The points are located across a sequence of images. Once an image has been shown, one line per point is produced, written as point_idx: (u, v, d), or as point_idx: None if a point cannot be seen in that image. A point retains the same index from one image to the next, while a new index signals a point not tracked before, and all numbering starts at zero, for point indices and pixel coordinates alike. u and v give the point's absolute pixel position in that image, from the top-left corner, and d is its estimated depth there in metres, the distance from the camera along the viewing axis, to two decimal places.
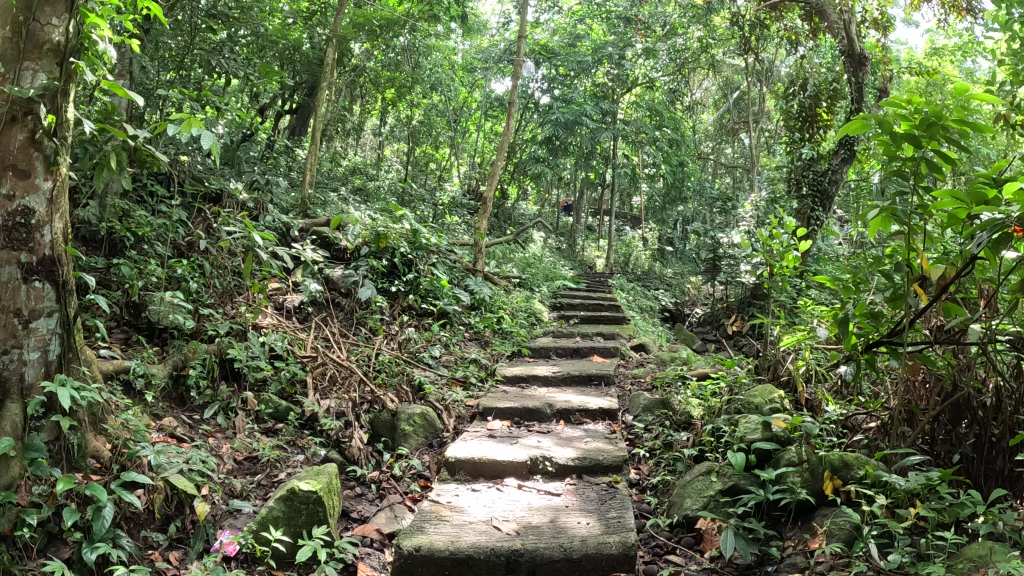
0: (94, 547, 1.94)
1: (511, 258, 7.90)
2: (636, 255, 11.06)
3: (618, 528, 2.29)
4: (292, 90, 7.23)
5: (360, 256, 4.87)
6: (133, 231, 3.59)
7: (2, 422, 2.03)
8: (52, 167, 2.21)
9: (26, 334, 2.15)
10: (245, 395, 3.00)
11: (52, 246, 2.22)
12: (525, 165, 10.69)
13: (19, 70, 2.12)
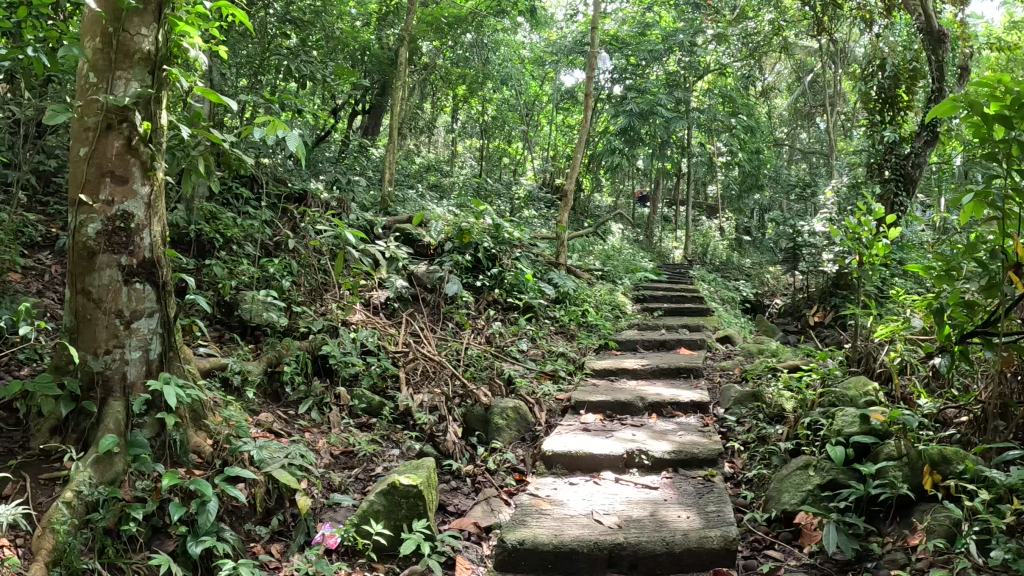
0: (200, 540, 2.00)
1: (591, 250, 7.87)
2: (714, 246, 10.93)
3: (718, 522, 2.26)
4: (366, 90, 7.35)
5: (444, 252, 4.90)
6: (222, 233, 3.69)
7: (105, 418, 2.16)
8: (150, 172, 2.29)
9: (128, 334, 2.25)
10: (337, 390, 3.06)
11: (150, 249, 2.31)
12: (600, 158, 10.61)
13: (113, 80, 2.20)
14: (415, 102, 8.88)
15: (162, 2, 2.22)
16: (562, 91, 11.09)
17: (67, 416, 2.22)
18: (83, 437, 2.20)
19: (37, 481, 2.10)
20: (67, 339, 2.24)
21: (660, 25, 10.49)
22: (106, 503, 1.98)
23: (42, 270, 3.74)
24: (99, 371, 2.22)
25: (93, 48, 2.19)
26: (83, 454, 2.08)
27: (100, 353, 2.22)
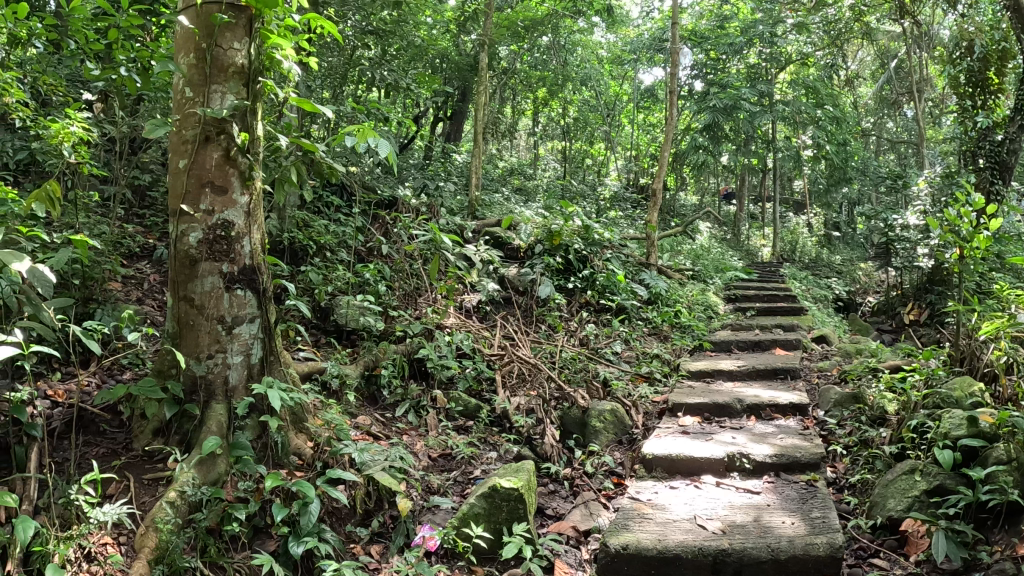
0: (302, 540, 2.06)
1: (680, 249, 7.77)
2: (804, 243, 10.77)
3: (824, 528, 2.19)
4: (447, 96, 7.53)
5: (534, 255, 5.11)
6: (315, 241, 3.87)
7: (209, 422, 2.27)
8: (247, 181, 2.41)
9: (230, 340, 2.38)
10: (433, 393, 3.17)
11: (250, 256, 2.42)
12: (683, 156, 10.53)
13: (209, 93, 2.31)
14: (496, 107, 9.00)
15: (253, 15, 2.32)
16: (642, 90, 11.04)
17: (169, 419, 2.34)
18: (184, 439, 2.32)
19: (141, 481, 2.23)
20: (173, 345, 2.38)
21: (738, 17, 10.29)
22: (208, 503, 2.06)
23: (142, 279, 4.00)
24: (202, 375, 2.35)
25: (190, 63, 2.31)
26: (189, 455, 2.17)
27: (203, 358, 2.34)
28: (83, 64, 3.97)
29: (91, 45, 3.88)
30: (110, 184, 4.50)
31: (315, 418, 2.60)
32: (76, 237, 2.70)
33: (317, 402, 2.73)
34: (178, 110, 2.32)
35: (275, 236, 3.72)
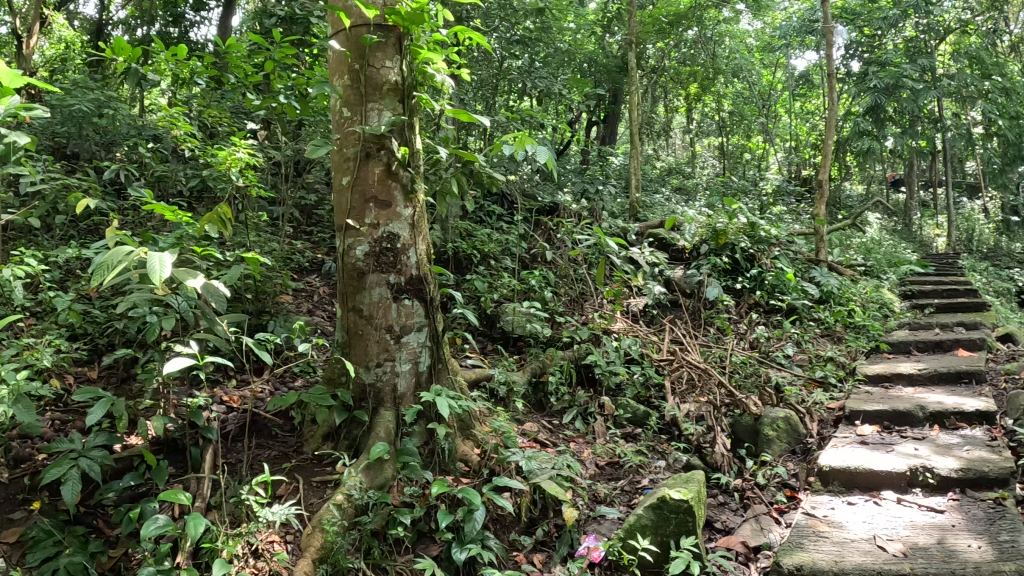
0: (464, 548, 2.65)
1: (848, 244, 7.40)
2: (982, 230, 9.98)
3: (1012, 554, 2.39)
4: (599, 99, 7.74)
5: (699, 256, 5.84)
6: (481, 251, 5.24)
7: (379, 428, 2.99)
8: (409, 195, 3.11)
9: (397, 349, 3.10)
10: (602, 403, 4.17)
11: (415, 266, 3.14)
12: (846, 143, 9.92)
13: (367, 110, 3.01)
14: (649, 107, 9.07)
15: (397, 38, 2.99)
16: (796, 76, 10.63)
17: (340, 425, 3.07)
18: (352, 444, 3.03)
19: (310, 483, 2.90)
20: (352, 348, 3.12)
21: None
22: (374, 507, 2.70)
23: (311, 292, 4.47)
24: (371, 383, 3.08)
25: (349, 84, 3.01)
26: (360, 461, 2.85)
27: (373, 367, 3.08)
28: (246, 96, 4.32)
29: (250, 77, 4.26)
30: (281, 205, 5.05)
31: (483, 425, 3.40)
32: (246, 255, 2.94)
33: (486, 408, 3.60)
34: (346, 132, 3.05)
35: (442, 246, 5.15)
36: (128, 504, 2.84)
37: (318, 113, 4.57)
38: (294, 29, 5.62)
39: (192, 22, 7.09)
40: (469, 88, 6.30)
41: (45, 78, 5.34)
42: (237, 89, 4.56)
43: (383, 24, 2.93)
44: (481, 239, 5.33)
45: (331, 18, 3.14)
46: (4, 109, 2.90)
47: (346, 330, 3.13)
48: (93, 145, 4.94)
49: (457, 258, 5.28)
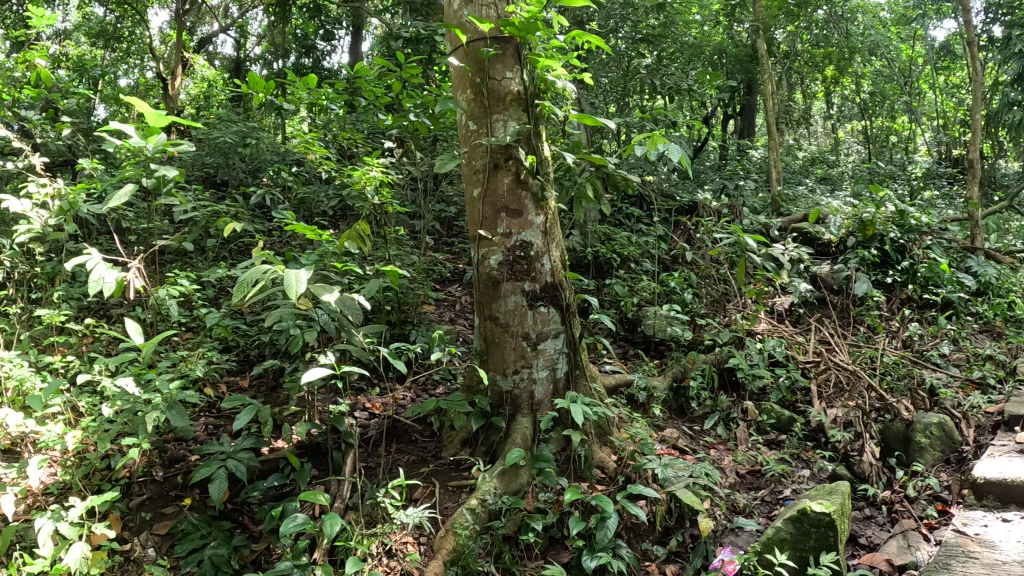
0: (595, 556, 2.73)
1: (1008, 229, 6.76)
2: None
3: None
4: (730, 90, 7.49)
5: (846, 248, 5.43)
6: (618, 255, 5.22)
7: (516, 434, 3.13)
8: (540, 203, 3.20)
9: (534, 355, 3.21)
10: (744, 408, 4.05)
11: (549, 273, 3.23)
12: (996, 117, 9.11)
13: (493, 122, 3.15)
14: (785, 94, 8.67)
15: (515, 49, 3.11)
16: (936, 47, 9.81)
17: (477, 431, 3.25)
18: (489, 450, 3.21)
19: (446, 488, 3.08)
20: (491, 356, 3.25)
21: None
22: (507, 512, 2.87)
23: (454, 301, 4.55)
24: (509, 390, 3.21)
25: (473, 98, 3.16)
26: (495, 467, 3.03)
27: (510, 374, 3.21)
28: (380, 119, 4.50)
29: (380, 100, 4.43)
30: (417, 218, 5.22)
31: (621, 432, 3.51)
32: (387, 270, 2.88)
33: (622, 414, 3.68)
34: (475, 145, 3.19)
35: (582, 251, 5.21)
36: (273, 503, 2.88)
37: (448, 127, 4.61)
38: (421, 49, 5.76)
39: (322, 51, 7.69)
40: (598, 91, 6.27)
41: (197, 115, 5.81)
42: (369, 112, 4.73)
43: (500, 37, 3.05)
44: (621, 242, 5.29)
45: (450, 36, 3.33)
46: (153, 147, 3.02)
47: (485, 338, 3.26)
48: (239, 173, 5.26)
49: (597, 262, 5.28)
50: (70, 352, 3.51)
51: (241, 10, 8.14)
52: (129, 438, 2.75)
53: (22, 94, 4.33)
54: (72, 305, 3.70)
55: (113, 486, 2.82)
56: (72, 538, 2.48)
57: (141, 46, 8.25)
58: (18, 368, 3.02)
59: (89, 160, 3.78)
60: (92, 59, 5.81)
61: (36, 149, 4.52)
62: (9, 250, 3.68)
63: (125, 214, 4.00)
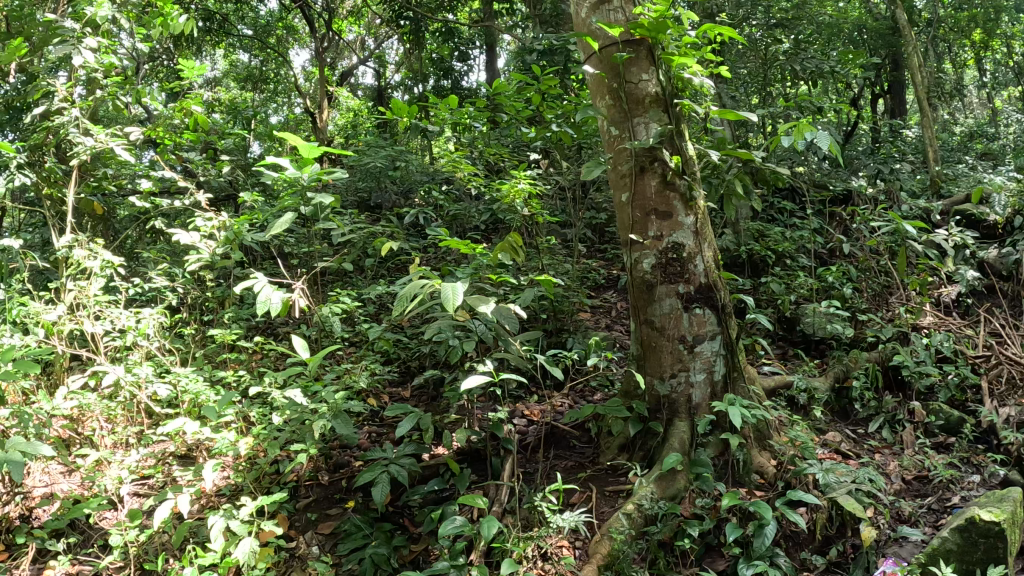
0: (752, 563, 2.67)
1: None
2: None
3: None
4: (873, 68, 7.09)
5: (1014, 228, 5.01)
6: (773, 251, 5.00)
7: (674, 439, 3.06)
8: (689, 203, 3.10)
9: (691, 358, 3.10)
10: (909, 409, 3.80)
11: (704, 273, 3.12)
12: None
13: (635, 125, 3.15)
14: (934, 67, 8.12)
15: (649, 50, 3.09)
16: None
17: (635, 436, 3.19)
18: (646, 454, 3.13)
19: (603, 493, 3.03)
20: (648, 361, 3.19)
21: None
22: (664, 517, 2.83)
23: (611, 307, 4.33)
24: (666, 394, 3.14)
25: (614, 104, 3.18)
26: (652, 472, 3.00)
27: (667, 378, 3.13)
28: (523, 131, 4.52)
29: (521, 114, 4.51)
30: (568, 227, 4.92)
31: (781, 436, 3.32)
32: (541, 276, 2.77)
33: (783, 418, 3.50)
34: (619, 150, 3.18)
35: (736, 250, 5.03)
36: (432, 506, 2.92)
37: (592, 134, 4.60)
38: (555, 59, 5.77)
39: (462, 71, 7.83)
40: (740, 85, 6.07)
41: (347, 143, 6.11)
42: (512, 126, 4.78)
43: (632, 40, 3.06)
44: (775, 238, 5.06)
45: (584, 46, 3.37)
46: (308, 176, 3.22)
47: (642, 343, 3.21)
48: (392, 195, 5.20)
49: (752, 261, 5.09)
50: (241, 369, 3.76)
51: (377, 43, 8.53)
52: (296, 444, 2.91)
53: (186, 139, 4.71)
54: (241, 325, 3.97)
55: (281, 489, 3.01)
56: (243, 535, 2.63)
57: (287, 85, 8.80)
58: (195, 384, 3.27)
59: (252, 192, 4.07)
60: (247, 101, 6.23)
61: (202, 187, 4.90)
62: (183, 279, 4.00)
63: (285, 240, 4.25)
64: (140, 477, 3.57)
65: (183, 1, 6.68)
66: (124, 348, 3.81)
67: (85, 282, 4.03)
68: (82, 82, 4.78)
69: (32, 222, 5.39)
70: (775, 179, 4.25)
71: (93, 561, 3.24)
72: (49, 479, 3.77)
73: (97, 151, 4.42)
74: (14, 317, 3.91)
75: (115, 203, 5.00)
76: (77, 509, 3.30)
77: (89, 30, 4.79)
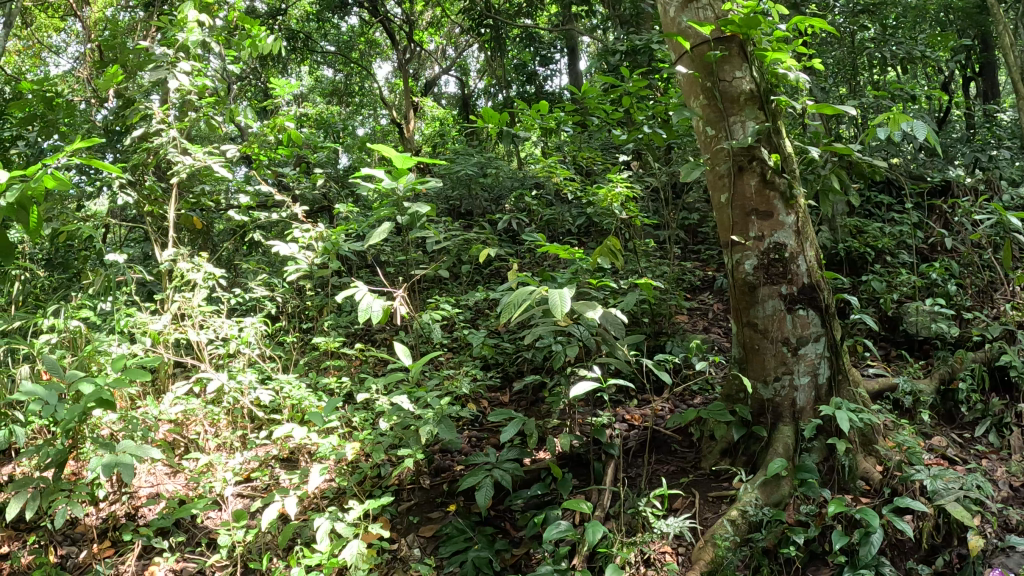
0: (861, 573, 2.58)
1: None
2: None
3: None
4: (968, 51, 6.79)
5: None
6: (872, 247, 4.83)
7: (779, 444, 2.99)
8: (790, 201, 3.03)
9: (796, 361, 3.03)
10: (1017, 412, 3.63)
11: (807, 273, 3.03)
12: None
13: (730, 124, 3.09)
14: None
15: (742, 47, 3.03)
16: None
17: (739, 441, 3.12)
18: (750, 459, 3.06)
19: (706, 498, 2.98)
20: (752, 364, 3.13)
21: None
22: (768, 524, 2.76)
23: (707, 309, 4.26)
24: (770, 398, 3.07)
25: (707, 104, 3.13)
26: (756, 477, 2.92)
27: (771, 382, 3.06)
28: (615, 133, 4.50)
29: (613, 116, 4.51)
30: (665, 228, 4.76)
31: (887, 440, 3.18)
32: (640, 280, 2.75)
33: (888, 420, 3.37)
34: (716, 150, 3.13)
35: (833, 248, 4.88)
36: (535, 511, 2.92)
37: (688, 133, 4.56)
38: (639, 59, 5.71)
39: (545, 75, 7.85)
40: (828, 76, 5.92)
41: (433, 151, 6.19)
42: (602, 129, 4.77)
43: (724, 38, 3.01)
44: (874, 235, 4.89)
45: (674, 46, 3.33)
46: (403, 187, 3.23)
47: (744, 345, 3.15)
48: (482, 201, 5.25)
49: (850, 258, 4.93)
50: (342, 375, 3.84)
51: (458, 52, 8.65)
52: (400, 448, 2.95)
53: (280, 154, 4.85)
54: (339, 333, 4.05)
55: (383, 493, 3.05)
56: (348, 536, 2.62)
57: (372, 97, 8.98)
58: (299, 390, 3.35)
59: (346, 203, 4.17)
60: (335, 115, 6.39)
61: (296, 199, 5.04)
62: (282, 289, 4.11)
63: (380, 249, 4.33)
64: (244, 480, 3.68)
65: (272, 21, 6.90)
66: (227, 355, 3.91)
67: (189, 294, 4.17)
68: (180, 105, 4.97)
69: (137, 237, 5.64)
70: (873, 173, 4.10)
71: (202, 561, 3.35)
72: (155, 480, 3.97)
73: (196, 169, 4.59)
74: (124, 328, 4.09)
75: (213, 218, 5.17)
76: (184, 509, 3.40)
77: (181, 54, 5.00)
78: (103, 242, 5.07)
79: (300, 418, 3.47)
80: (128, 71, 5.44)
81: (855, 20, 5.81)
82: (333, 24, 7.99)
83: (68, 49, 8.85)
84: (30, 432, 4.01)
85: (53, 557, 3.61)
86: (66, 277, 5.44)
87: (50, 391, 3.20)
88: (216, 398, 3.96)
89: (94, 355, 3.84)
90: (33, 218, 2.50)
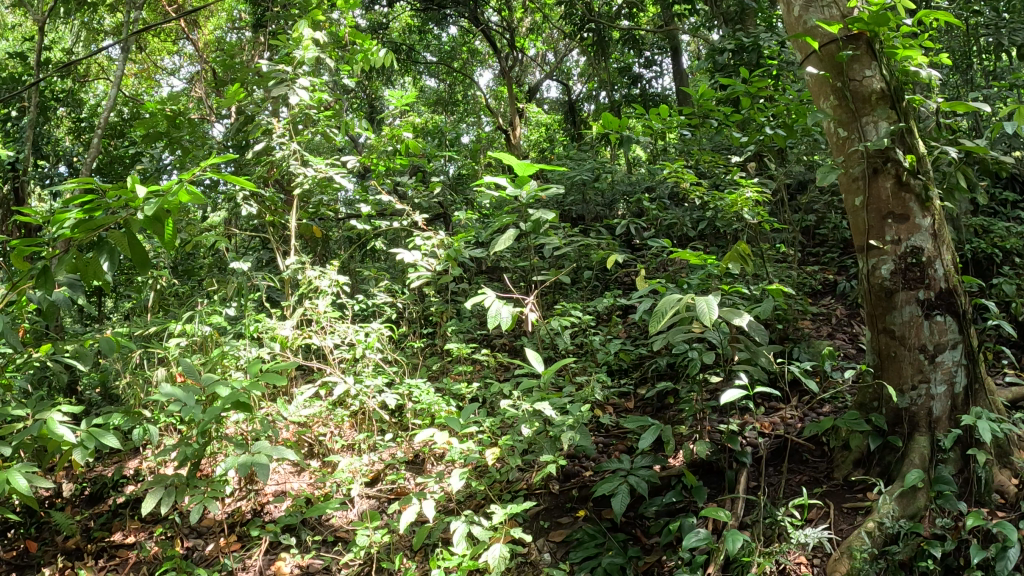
0: None
1: None
2: None
3: None
4: None
5: None
6: (1000, 247, 4.62)
7: (914, 454, 2.90)
8: (926, 203, 2.95)
9: (933, 369, 2.93)
10: None
11: (945, 278, 2.94)
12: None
13: (862, 125, 3.03)
14: None
15: (872, 44, 2.96)
16: None
17: (873, 450, 3.06)
18: (885, 470, 2.98)
19: (841, 509, 2.94)
20: (887, 371, 3.06)
21: None
22: (904, 536, 2.67)
23: (828, 314, 4.18)
24: (906, 407, 2.98)
25: (838, 104, 3.08)
26: (892, 488, 2.84)
27: (906, 391, 2.99)
28: (734, 136, 4.44)
29: (731, 118, 4.46)
30: (784, 230, 4.68)
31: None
32: (774, 287, 2.73)
33: None
34: (849, 152, 3.08)
35: (958, 249, 4.70)
36: (667, 518, 2.94)
37: (808, 133, 4.46)
38: (748, 57, 5.61)
39: (647, 78, 7.83)
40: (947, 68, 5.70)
41: (541, 156, 6.27)
42: (718, 131, 4.70)
43: (853, 36, 2.95)
44: (1001, 234, 4.67)
45: (799, 45, 3.27)
46: (528, 194, 3.20)
47: (880, 353, 3.08)
48: (595, 207, 5.29)
49: (976, 259, 4.73)
50: (467, 380, 3.95)
51: (559, 58, 8.71)
52: (533, 454, 3.00)
53: (397, 164, 4.99)
54: (461, 339, 4.17)
55: (515, 497, 3.13)
56: (486, 539, 2.67)
57: (475, 105, 9.15)
58: (428, 395, 3.46)
59: (465, 212, 4.27)
60: (445, 125, 6.55)
61: (412, 208, 5.19)
62: (404, 296, 4.25)
63: (500, 257, 4.41)
64: (372, 481, 3.79)
65: (377, 34, 7.11)
66: (353, 360, 4.04)
67: (316, 300, 4.33)
68: (298, 118, 5.14)
69: (256, 246, 5.88)
70: (1003, 169, 3.92)
71: (334, 557, 3.48)
72: (281, 479, 4.16)
73: (318, 180, 4.75)
74: (254, 333, 4.27)
75: (332, 226, 5.37)
76: (319, 508, 3.31)
77: (302, 70, 5.14)
78: (228, 250, 5.31)
79: (429, 422, 3.58)
80: (248, 87, 5.67)
81: (973, 6, 5.57)
82: (434, 35, 8.17)
83: (181, 70, 9.33)
84: (161, 429, 4.26)
85: (180, 548, 3.78)
86: (192, 284, 5.71)
87: (189, 392, 3.25)
88: (342, 401, 4.12)
89: (223, 358, 3.98)
90: (167, 230, 2.69)
